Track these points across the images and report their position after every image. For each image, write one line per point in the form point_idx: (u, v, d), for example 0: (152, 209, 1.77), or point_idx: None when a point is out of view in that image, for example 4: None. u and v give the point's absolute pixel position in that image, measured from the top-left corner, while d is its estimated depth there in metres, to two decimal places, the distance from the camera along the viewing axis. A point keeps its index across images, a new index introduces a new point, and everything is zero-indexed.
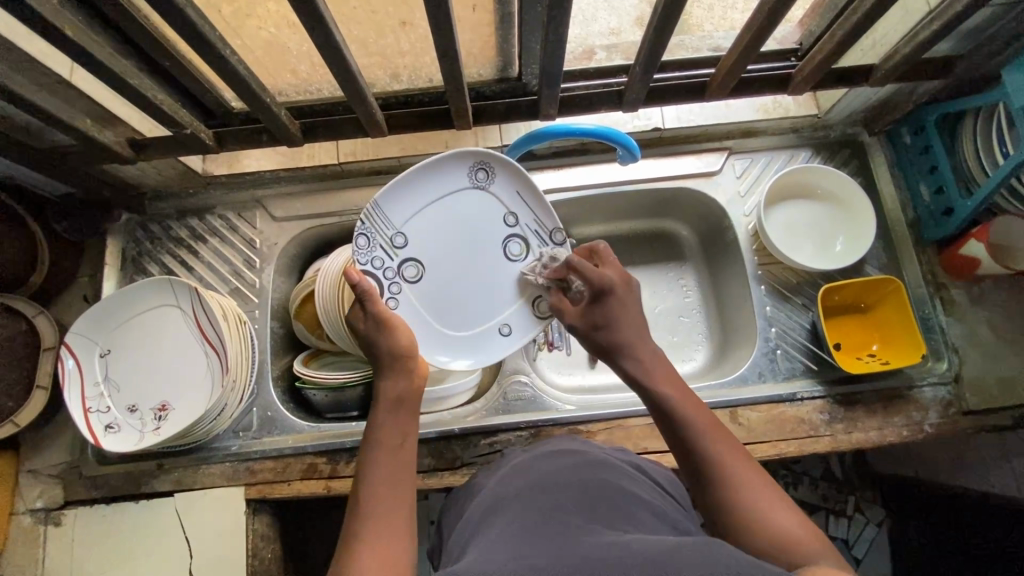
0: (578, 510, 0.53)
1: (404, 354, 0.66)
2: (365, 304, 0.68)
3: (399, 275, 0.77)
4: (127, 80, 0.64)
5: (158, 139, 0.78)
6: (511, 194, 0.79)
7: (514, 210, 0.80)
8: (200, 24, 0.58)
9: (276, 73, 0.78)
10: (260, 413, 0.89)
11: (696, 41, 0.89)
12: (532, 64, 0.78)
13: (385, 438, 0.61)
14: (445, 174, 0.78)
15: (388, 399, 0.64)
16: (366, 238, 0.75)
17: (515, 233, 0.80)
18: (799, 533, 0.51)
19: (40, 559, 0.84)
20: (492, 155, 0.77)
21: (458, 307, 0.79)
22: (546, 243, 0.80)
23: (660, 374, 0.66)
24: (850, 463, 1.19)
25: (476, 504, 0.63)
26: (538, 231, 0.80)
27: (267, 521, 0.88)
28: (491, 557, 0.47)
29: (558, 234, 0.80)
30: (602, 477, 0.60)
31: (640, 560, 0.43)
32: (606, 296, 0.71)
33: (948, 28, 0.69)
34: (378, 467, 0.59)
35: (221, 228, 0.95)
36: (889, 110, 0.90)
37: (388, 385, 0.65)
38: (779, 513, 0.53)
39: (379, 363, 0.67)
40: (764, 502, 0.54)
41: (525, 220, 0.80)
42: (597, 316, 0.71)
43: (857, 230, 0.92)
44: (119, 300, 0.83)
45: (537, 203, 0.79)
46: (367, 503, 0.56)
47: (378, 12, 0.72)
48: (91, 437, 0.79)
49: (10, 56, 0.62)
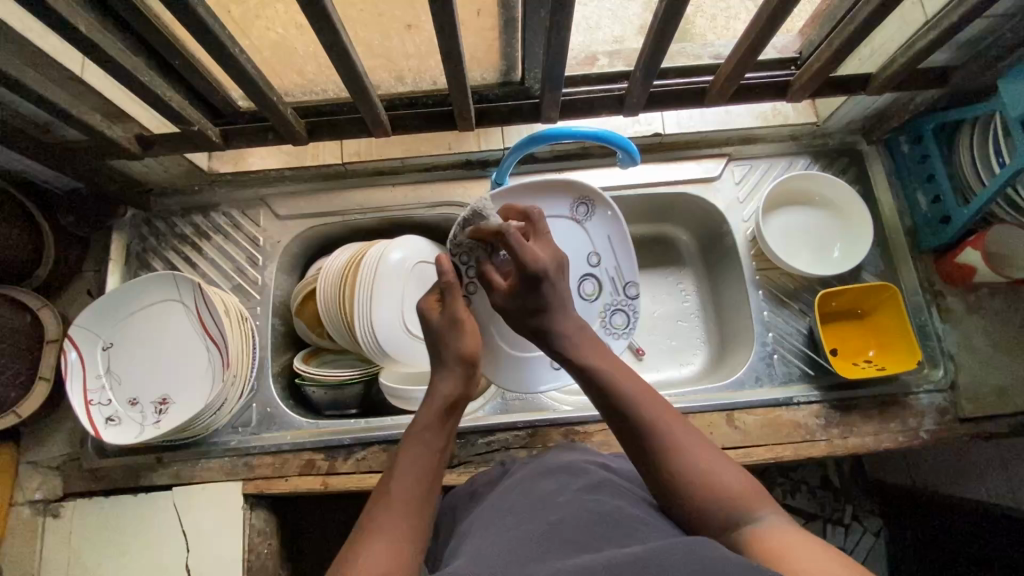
0: (576, 523, 0.54)
1: (467, 358, 0.68)
2: (444, 296, 0.71)
3: (481, 277, 0.79)
4: (136, 76, 0.65)
5: (164, 136, 0.79)
6: (602, 235, 0.87)
7: (599, 253, 0.87)
8: (209, 21, 0.59)
9: (282, 73, 0.81)
10: (260, 409, 0.90)
11: (697, 48, 0.92)
12: (535, 68, 0.79)
13: (431, 442, 0.63)
14: (552, 200, 0.85)
15: (445, 401, 0.66)
16: (462, 230, 0.75)
17: (593, 275, 0.87)
18: (741, 490, 0.56)
19: (38, 550, 0.85)
20: (597, 194, 0.85)
21: (522, 333, 0.86)
22: (617, 292, 0.88)
23: (590, 346, 0.67)
24: (849, 472, 1.23)
25: (472, 519, 0.63)
26: (613, 279, 0.88)
27: (265, 516, 0.89)
28: (482, 563, 0.49)
29: (631, 288, 0.88)
30: (604, 495, 0.60)
31: (634, 567, 0.45)
32: (540, 279, 0.67)
33: (945, 38, 0.69)
34: (409, 464, 0.60)
35: (225, 225, 0.96)
36: (885, 119, 0.92)
37: (445, 387, 0.67)
38: (722, 468, 0.57)
39: (440, 360, 0.68)
40: (708, 460, 0.57)
41: (607, 265, 0.87)
42: (533, 302, 0.68)
43: (855, 237, 0.93)
44: (124, 294, 0.85)
45: (622, 250, 0.87)
46: (389, 498, 0.58)
47: (385, 15, 0.75)
48: (92, 429, 0.80)
49: (21, 50, 0.63)
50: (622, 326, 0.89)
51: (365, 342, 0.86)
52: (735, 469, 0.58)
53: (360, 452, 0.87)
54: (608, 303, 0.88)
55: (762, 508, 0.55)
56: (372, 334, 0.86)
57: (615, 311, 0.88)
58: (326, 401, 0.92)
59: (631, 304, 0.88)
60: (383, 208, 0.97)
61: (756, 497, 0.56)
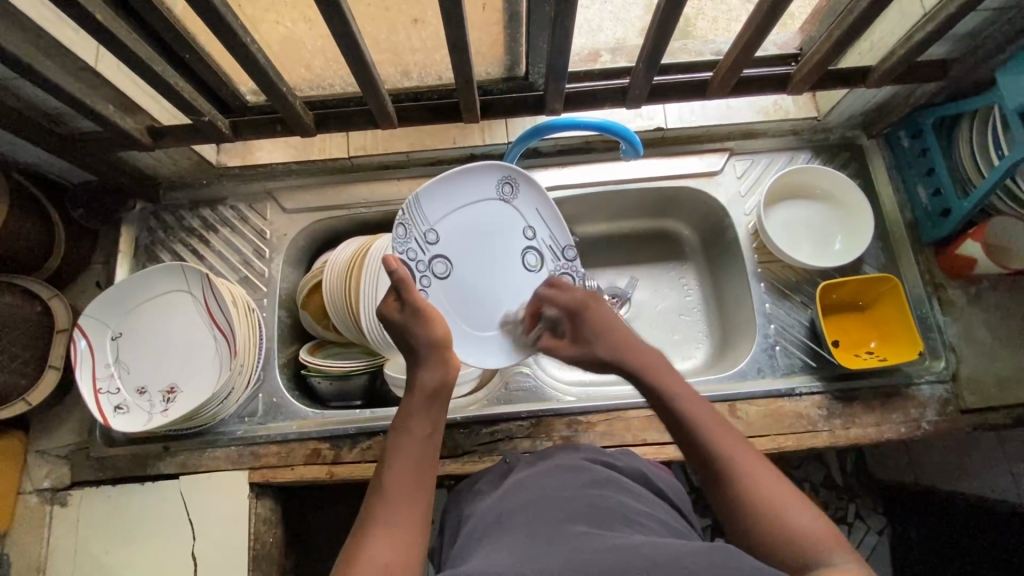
0: (581, 521, 0.55)
1: (439, 344, 0.67)
2: (400, 296, 0.68)
3: (429, 270, 0.75)
4: (150, 66, 0.66)
5: (175, 128, 0.80)
6: (532, 210, 0.82)
7: (532, 224, 0.83)
8: (224, 11, 0.60)
9: (291, 68, 0.82)
10: (266, 399, 0.90)
11: (698, 45, 0.93)
12: (539, 63, 0.81)
13: (415, 430, 0.62)
14: (474, 180, 0.78)
15: (424, 390, 0.65)
16: (403, 228, 0.72)
17: (532, 246, 0.83)
18: (819, 535, 0.53)
19: (45, 537, 0.85)
20: (519, 169, 0.80)
21: (481, 312, 0.80)
22: (558, 260, 0.84)
23: (664, 373, 0.68)
24: (852, 470, 1.24)
25: (476, 515, 0.64)
26: (552, 248, 0.84)
27: (270, 506, 0.89)
28: (493, 563, 0.50)
29: (570, 251, 0.85)
30: (607, 494, 0.61)
31: (643, 560, 0.46)
32: (579, 312, 0.76)
33: (943, 30, 0.71)
34: (402, 457, 0.60)
35: (232, 219, 0.98)
36: (886, 113, 0.92)
37: (427, 374, 0.66)
38: (797, 509, 0.55)
39: (416, 354, 0.67)
40: (783, 502, 0.55)
41: (542, 235, 0.83)
42: (585, 334, 0.75)
43: (856, 229, 0.93)
44: (132, 284, 0.86)
45: (553, 219, 0.83)
46: (386, 494, 0.58)
47: (392, 8, 0.77)
48: (100, 417, 0.81)
49: (38, 40, 0.64)
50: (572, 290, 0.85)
51: (369, 334, 0.86)
52: (816, 515, 0.55)
53: (366, 441, 0.87)
54: (554, 271, 0.84)
55: (840, 553, 0.51)
56: (376, 326, 0.86)
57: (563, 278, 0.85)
58: (332, 392, 0.93)
59: (576, 268, 0.86)
60: (387, 202, 0.98)
61: (831, 543, 0.52)
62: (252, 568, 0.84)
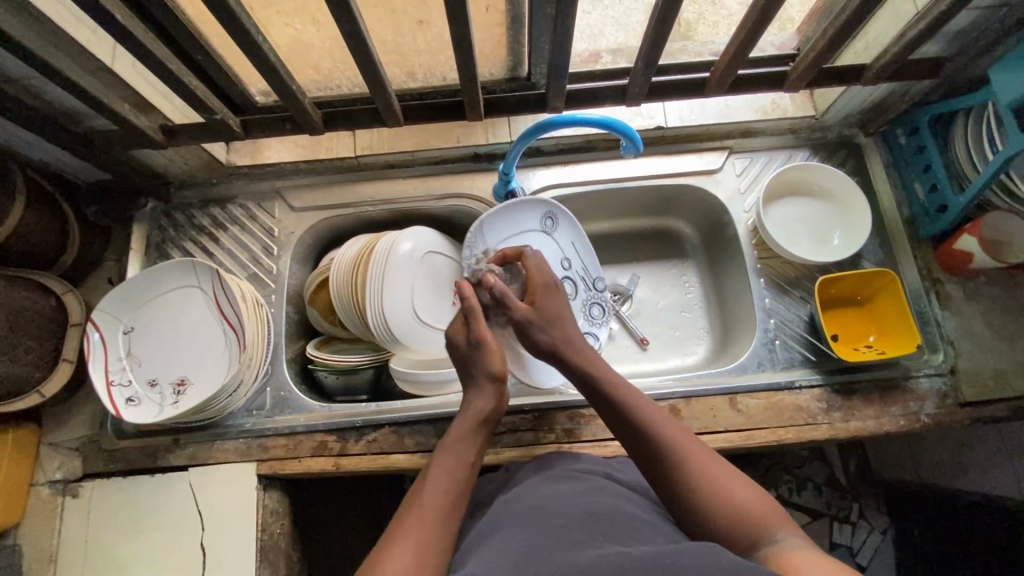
0: (580, 527, 0.57)
1: (497, 377, 0.74)
2: (467, 321, 0.77)
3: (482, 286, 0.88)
4: (165, 64, 0.68)
5: (187, 127, 0.83)
6: (568, 243, 0.96)
7: (569, 257, 0.96)
8: (237, 11, 0.62)
9: (300, 69, 0.85)
10: (274, 393, 0.92)
11: (698, 47, 0.95)
12: (541, 63, 0.82)
13: (462, 453, 0.67)
14: (524, 216, 0.92)
15: (476, 417, 0.71)
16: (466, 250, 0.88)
17: (569, 276, 0.96)
18: (761, 510, 0.58)
19: (57, 528, 0.87)
20: (560, 207, 0.93)
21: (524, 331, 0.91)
22: (590, 288, 0.98)
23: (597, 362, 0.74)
24: (854, 470, 1.23)
25: (480, 524, 0.65)
26: (584, 279, 0.97)
27: (277, 498, 0.91)
28: (489, 570, 0.51)
29: (599, 282, 0.99)
30: (607, 501, 0.63)
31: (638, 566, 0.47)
32: (553, 290, 0.80)
33: (935, 27, 0.72)
34: (441, 477, 0.64)
35: (241, 217, 1.00)
36: (882, 111, 0.94)
37: (479, 401, 0.72)
38: (739, 488, 0.60)
39: (472, 379, 0.74)
40: (727, 482, 0.61)
41: (578, 266, 0.96)
42: (550, 309, 0.78)
43: (854, 225, 0.95)
44: (145, 279, 0.87)
45: (587, 253, 0.97)
46: (420, 507, 0.60)
47: (398, 11, 0.79)
48: (112, 408, 0.82)
49: (58, 40, 0.67)
50: (601, 316, 0.98)
51: (376, 328, 0.88)
52: (758, 492, 0.60)
53: (372, 433, 0.89)
54: (585, 299, 0.97)
55: (784, 529, 0.57)
56: (383, 320, 0.88)
57: (593, 305, 0.98)
58: (339, 386, 0.95)
59: (604, 297, 0.99)
60: (393, 200, 1.00)
61: (778, 519, 0.58)
62: (260, 559, 0.85)
